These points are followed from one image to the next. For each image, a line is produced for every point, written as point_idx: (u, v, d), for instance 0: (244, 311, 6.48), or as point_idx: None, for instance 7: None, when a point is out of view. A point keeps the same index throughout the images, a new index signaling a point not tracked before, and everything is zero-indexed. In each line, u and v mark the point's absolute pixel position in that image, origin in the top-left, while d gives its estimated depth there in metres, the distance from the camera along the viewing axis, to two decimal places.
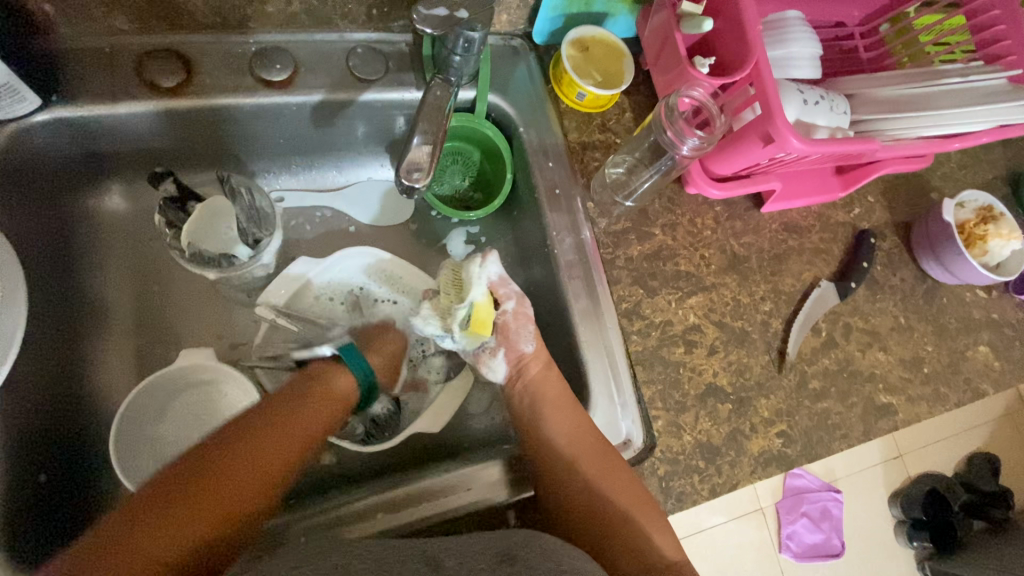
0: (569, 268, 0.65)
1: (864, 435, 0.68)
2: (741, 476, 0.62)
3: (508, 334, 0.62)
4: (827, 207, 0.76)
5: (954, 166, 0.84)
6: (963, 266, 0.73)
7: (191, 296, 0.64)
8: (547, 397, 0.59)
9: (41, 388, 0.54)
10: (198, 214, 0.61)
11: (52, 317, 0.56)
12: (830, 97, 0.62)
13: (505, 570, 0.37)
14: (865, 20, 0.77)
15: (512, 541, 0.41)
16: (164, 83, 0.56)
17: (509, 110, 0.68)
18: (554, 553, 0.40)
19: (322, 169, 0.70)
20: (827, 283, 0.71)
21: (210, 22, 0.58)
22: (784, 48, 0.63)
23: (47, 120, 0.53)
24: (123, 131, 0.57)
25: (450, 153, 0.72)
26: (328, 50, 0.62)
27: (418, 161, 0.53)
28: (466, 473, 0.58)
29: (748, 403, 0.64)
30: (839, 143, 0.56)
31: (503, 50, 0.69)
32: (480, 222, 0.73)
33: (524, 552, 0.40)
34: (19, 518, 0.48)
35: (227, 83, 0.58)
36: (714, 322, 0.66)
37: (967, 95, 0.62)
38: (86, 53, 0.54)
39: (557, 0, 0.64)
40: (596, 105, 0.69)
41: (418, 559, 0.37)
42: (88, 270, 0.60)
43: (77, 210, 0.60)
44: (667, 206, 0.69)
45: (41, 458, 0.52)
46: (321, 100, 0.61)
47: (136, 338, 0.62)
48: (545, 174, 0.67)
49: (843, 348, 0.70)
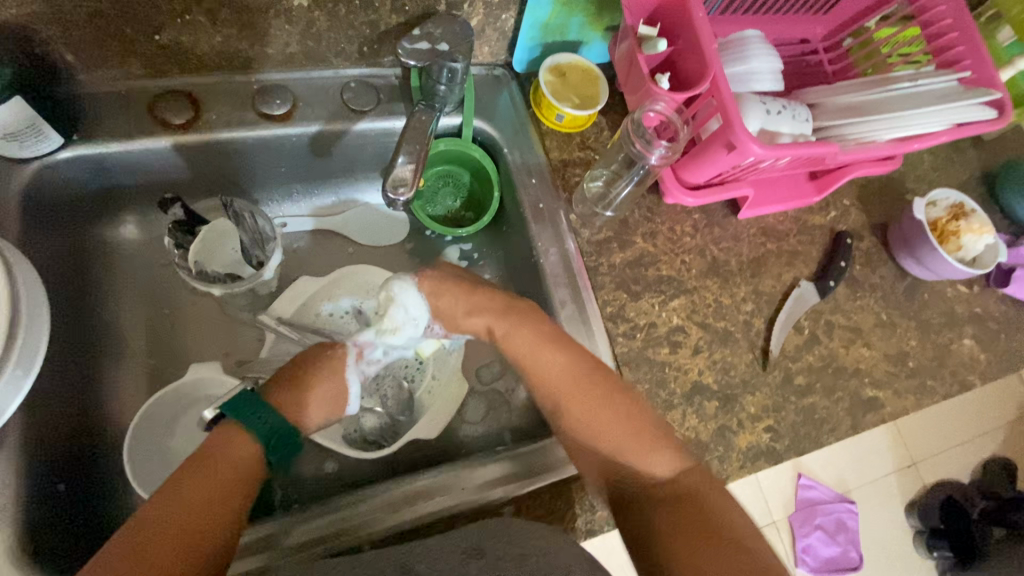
0: (555, 278, 0.68)
1: (853, 428, 0.70)
2: (730, 470, 0.63)
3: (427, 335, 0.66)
4: (804, 211, 0.79)
5: (927, 168, 0.88)
6: (940, 263, 0.75)
7: (200, 318, 0.68)
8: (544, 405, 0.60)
9: (62, 405, 0.57)
10: (203, 237, 0.65)
11: (74, 338, 0.60)
12: (792, 107, 0.66)
13: (472, 560, 0.43)
14: (828, 36, 0.82)
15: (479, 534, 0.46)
16: (174, 120, 0.61)
17: (493, 134, 0.73)
18: (522, 558, 0.43)
19: (322, 195, 0.75)
20: (807, 283, 0.74)
21: (215, 64, 0.63)
22: (745, 64, 0.67)
23: (69, 157, 0.58)
24: (138, 165, 0.62)
25: (442, 177, 0.76)
26: (323, 85, 0.67)
27: (403, 177, 0.58)
28: (459, 474, 0.61)
29: (734, 400, 0.66)
30: (801, 146, 0.60)
31: (485, 79, 0.75)
32: (472, 238, 0.78)
33: (492, 543, 0.45)
34: (39, 523, 0.50)
35: (232, 119, 0.63)
36: (698, 323, 0.69)
37: (919, 98, 0.65)
38: (104, 98, 0.60)
39: (533, 31, 0.70)
40: (575, 125, 0.73)
41: (387, 565, 0.44)
42: (105, 296, 0.65)
43: (96, 240, 0.65)
44: (647, 216, 0.73)
45: (61, 469, 0.55)
46: (318, 131, 0.66)
47: (147, 359, 0.65)
48: (529, 192, 0.71)
49: (827, 345, 0.73)
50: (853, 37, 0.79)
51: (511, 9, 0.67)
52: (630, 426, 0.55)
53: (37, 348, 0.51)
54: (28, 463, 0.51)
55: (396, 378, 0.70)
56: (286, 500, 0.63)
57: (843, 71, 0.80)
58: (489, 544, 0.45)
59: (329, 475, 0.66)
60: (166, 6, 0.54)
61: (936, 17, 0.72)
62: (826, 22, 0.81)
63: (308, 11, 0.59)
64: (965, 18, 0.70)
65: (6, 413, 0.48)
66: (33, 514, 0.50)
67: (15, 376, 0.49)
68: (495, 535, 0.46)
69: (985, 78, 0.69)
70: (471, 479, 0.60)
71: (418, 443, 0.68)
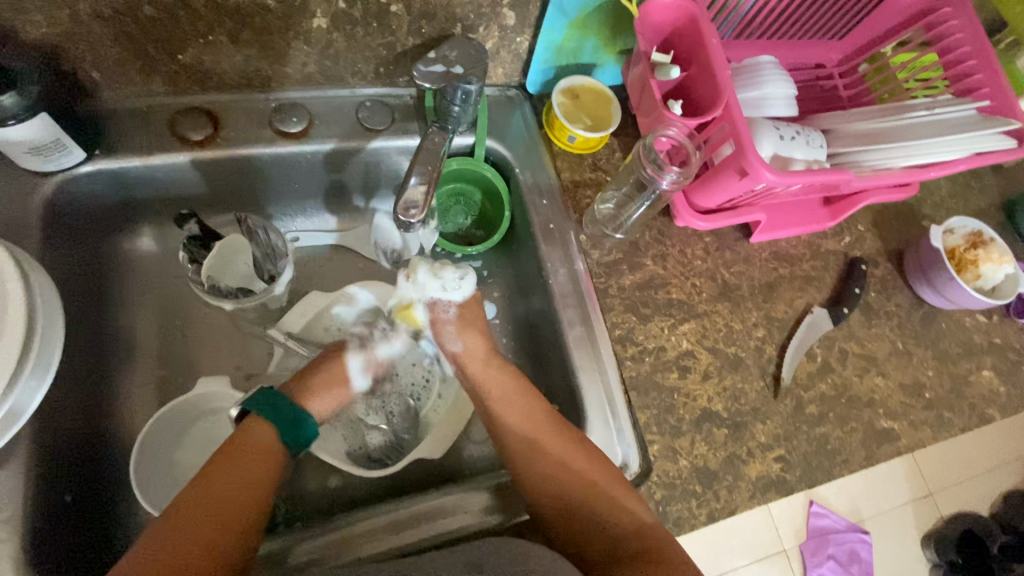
0: (564, 298, 0.68)
1: (867, 460, 0.68)
2: (739, 501, 0.62)
3: (440, 331, 0.67)
4: (818, 235, 0.78)
5: (945, 195, 0.87)
6: (958, 292, 0.74)
7: (210, 331, 0.69)
8: (517, 421, 0.60)
9: (74, 416, 0.58)
10: (216, 251, 0.65)
11: (88, 350, 0.61)
12: (806, 132, 0.66)
13: None
14: (843, 61, 0.81)
15: (481, 552, 0.46)
16: (193, 136, 0.63)
17: (505, 153, 0.73)
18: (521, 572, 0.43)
19: (333, 211, 0.76)
20: (820, 310, 0.73)
21: (236, 83, 0.64)
22: (759, 90, 0.68)
23: (90, 171, 0.60)
24: (157, 180, 0.63)
25: (453, 195, 0.76)
26: (339, 104, 0.68)
27: (414, 199, 0.58)
28: (461, 496, 0.60)
29: (744, 428, 0.65)
30: (815, 173, 0.59)
31: (499, 100, 0.76)
32: (482, 256, 0.78)
33: (493, 561, 0.45)
34: (45, 534, 0.50)
35: (249, 135, 0.64)
36: (708, 348, 0.68)
37: (935, 126, 0.65)
38: (127, 114, 0.62)
39: (547, 54, 0.71)
40: (587, 147, 0.74)
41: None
42: (119, 307, 0.66)
43: (114, 252, 0.66)
44: (657, 238, 0.72)
45: (69, 480, 0.55)
46: (333, 148, 0.67)
47: (158, 370, 0.66)
48: (540, 213, 0.71)
49: (840, 373, 0.71)
50: (868, 63, 0.79)
51: (526, 32, 0.68)
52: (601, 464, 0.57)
53: (54, 350, 0.52)
54: (39, 474, 0.51)
55: (402, 397, 0.70)
56: (288, 516, 0.63)
57: (859, 97, 0.80)
58: (487, 561, 0.45)
59: (333, 491, 0.66)
60: (190, 27, 0.56)
61: (954, 44, 0.71)
62: (841, 48, 0.81)
63: (327, 32, 0.60)
64: (984, 45, 0.68)
65: (24, 415, 0.49)
66: (40, 524, 0.50)
67: (33, 380, 0.49)
68: (498, 551, 0.46)
69: (1004, 107, 0.67)
70: (463, 506, 0.59)
71: (423, 462, 0.68)
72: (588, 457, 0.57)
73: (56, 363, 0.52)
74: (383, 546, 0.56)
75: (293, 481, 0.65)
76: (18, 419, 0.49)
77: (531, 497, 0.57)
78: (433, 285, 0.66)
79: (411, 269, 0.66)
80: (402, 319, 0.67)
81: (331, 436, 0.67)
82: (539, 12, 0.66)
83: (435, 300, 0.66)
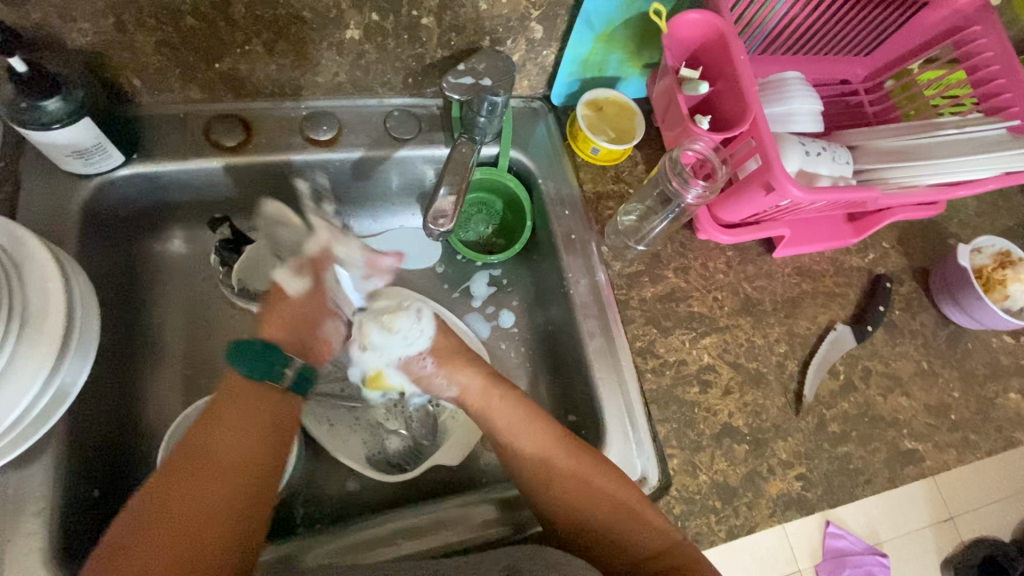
0: (584, 309, 0.68)
1: (890, 481, 0.67)
2: (759, 519, 0.61)
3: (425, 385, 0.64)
4: (841, 252, 0.78)
5: (972, 213, 0.86)
6: (986, 312, 0.72)
7: (235, 332, 0.70)
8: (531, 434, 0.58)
9: (104, 412, 0.59)
10: (247, 255, 0.67)
11: (119, 348, 0.63)
12: (832, 148, 0.65)
13: None
14: (869, 77, 0.81)
15: (518, 555, 0.47)
16: (227, 142, 0.65)
17: (529, 163, 0.74)
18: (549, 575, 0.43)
19: (358, 218, 0.77)
20: (843, 327, 0.72)
21: (269, 91, 0.66)
22: (785, 105, 0.68)
23: (128, 174, 0.62)
24: (191, 184, 0.65)
25: (476, 204, 0.77)
26: (367, 113, 0.70)
27: (443, 208, 0.61)
28: (476, 505, 0.60)
29: (765, 444, 0.65)
30: (841, 191, 0.59)
31: (523, 111, 0.76)
32: (502, 265, 0.79)
33: (529, 565, 0.45)
34: (74, 528, 0.52)
35: (282, 143, 0.66)
36: (729, 363, 0.68)
37: (965, 145, 0.64)
38: (163, 120, 0.64)
39: (573, 67, 0.72)
40: (610, 159, 0.74)
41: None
42: (148, 307, 0.67)
43: (146, 253, 0.68)
44: (679, 250, 0.72)
45: (97, 475, 0.57)
46: (361, 157, 0.69)
47: (183, 370, 0.67)
48: (562, 223, 0.72)
49: (863, 392, 0.70)
50: (894, 80, 0.78)
51: (553, 46, 0.69)
52: (620, 481, 0.56)
53: (92, 336, 0.54)
54: (70, 469, 0.53)
55: None
56: (307, 518, 0.64)
57: (885, 113, 0.80)
58: (525, 565, 0.45)
59: (351, 494, 0.66)
60: (228, 37, 0.58)
61: (982, 63, 0.70)
62: (867, 64, 0.80)
63: (359, 43, 0.62)
64: (1012, 63, 0.67)
65: (68, 397, 0.51)
66: (69, 518, 0.51)
67: (74, 365, 0.51)
68: (529, 556, 0.46)
69: None
70: (477, 515, 0.59)
71: (441, 468, 0.68)
72: (609, 467, 0.56)
73: (95, 349, 0.54)
74: (399, 552, 0.56)
75: (311, 483, 0.66)
76: (65, 401, 0.51)
77: (547, 511, 0.56)
78: (394, 344, 0.62)
79: (365, 345, 0.62)
80: (374, 388, 0.65)
81: (350, 438, 0.67)
82: (566, 26, 0.67)
83: (403, 359, 0.63)
